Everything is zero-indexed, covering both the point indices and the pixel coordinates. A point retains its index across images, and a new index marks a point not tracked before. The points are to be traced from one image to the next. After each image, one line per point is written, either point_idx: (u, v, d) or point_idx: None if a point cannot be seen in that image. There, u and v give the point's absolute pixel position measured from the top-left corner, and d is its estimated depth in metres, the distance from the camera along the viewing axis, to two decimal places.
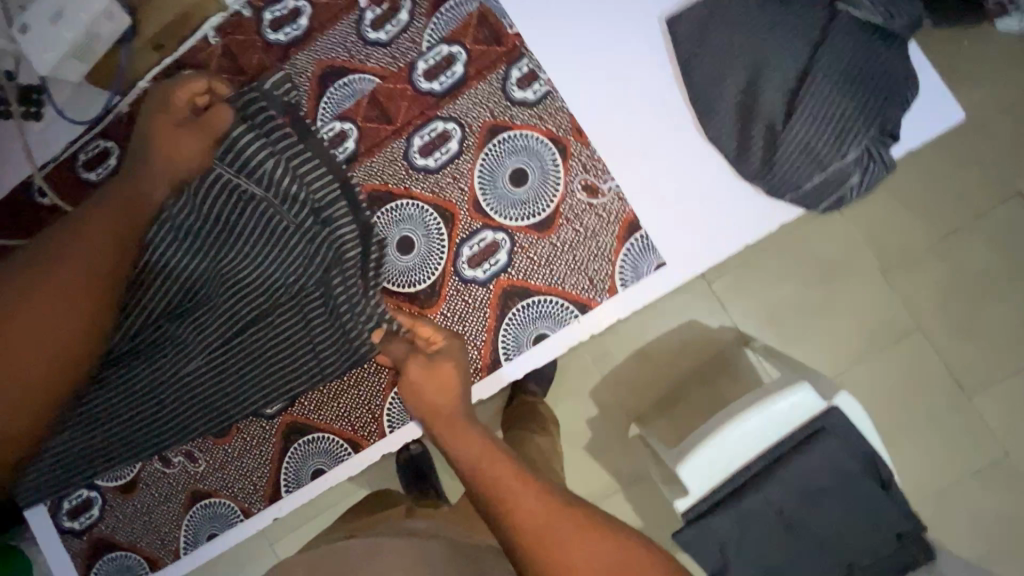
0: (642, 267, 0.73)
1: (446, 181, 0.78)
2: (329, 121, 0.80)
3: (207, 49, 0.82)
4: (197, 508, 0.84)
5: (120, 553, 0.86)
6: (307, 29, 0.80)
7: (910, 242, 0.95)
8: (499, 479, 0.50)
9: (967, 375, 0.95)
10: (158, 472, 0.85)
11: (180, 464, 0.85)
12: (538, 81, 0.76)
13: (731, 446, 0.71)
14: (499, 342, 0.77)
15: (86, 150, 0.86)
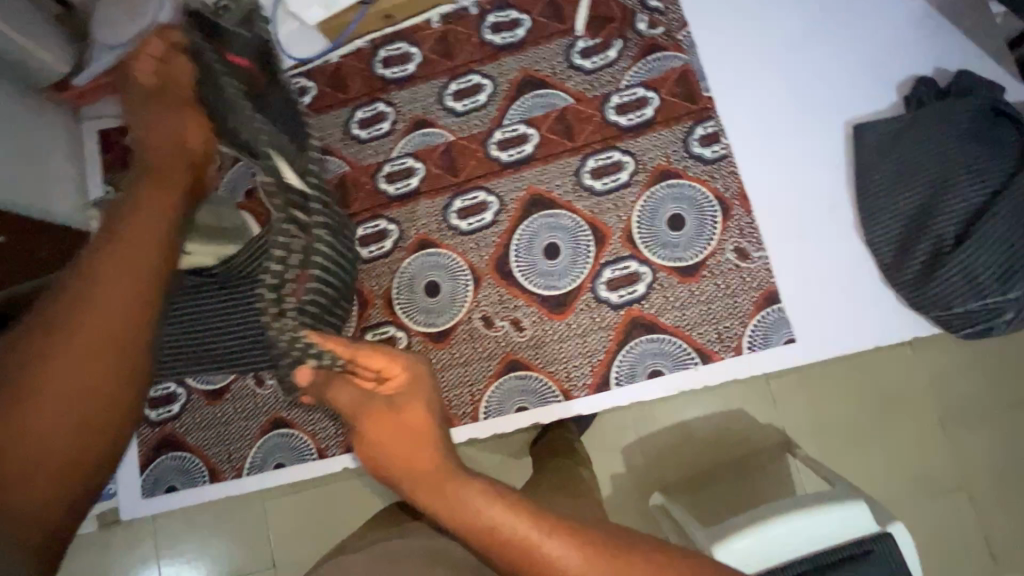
0: (774, 338, 0.76)
1: (607, 206, 0.83)
2: (516, 123, 0.87)
3: (426, 31, 0.91)
4: (275, 434, 0.86)
5: (182, 455, 0.87)
6: (521, 40, 0.89)
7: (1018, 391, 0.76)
8: (510, 546, 0.36)
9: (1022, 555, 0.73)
10: (248, 390, 0.88)
11: (271, 388, 0.87)
12: (719, 143, 0.82)
13: (779, 540, 0.62)
14: (614, 366, 0.80)
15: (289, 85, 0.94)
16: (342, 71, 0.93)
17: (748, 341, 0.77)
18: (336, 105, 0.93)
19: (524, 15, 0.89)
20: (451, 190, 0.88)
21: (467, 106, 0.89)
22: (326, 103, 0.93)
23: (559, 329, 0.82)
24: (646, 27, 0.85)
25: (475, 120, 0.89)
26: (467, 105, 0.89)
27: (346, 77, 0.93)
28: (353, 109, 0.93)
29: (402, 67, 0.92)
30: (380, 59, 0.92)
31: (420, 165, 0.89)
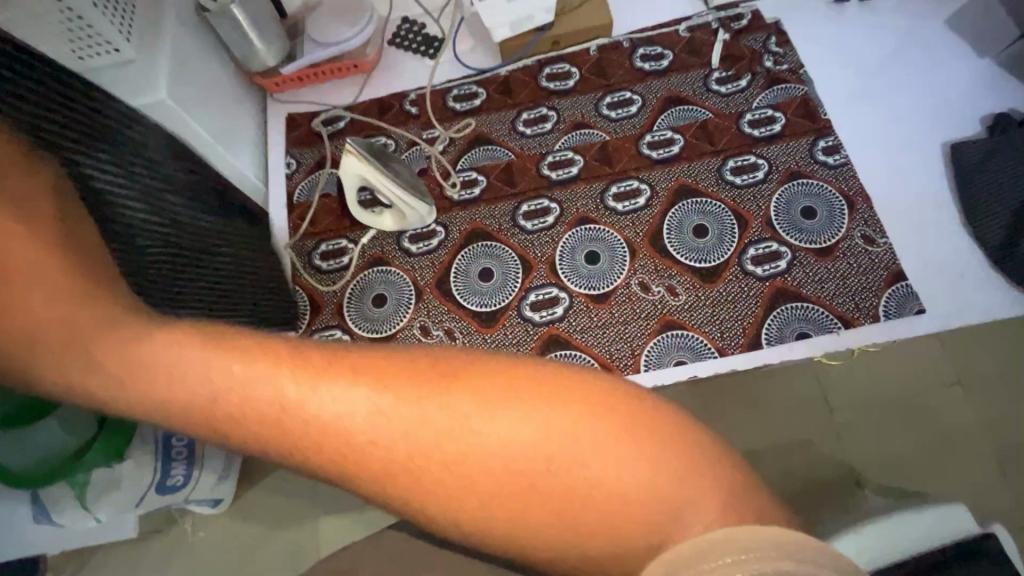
0: (906, 308, 0.88)
1: (746, 197, 0.97)
2: (664, 129, 1.03)
3: (585, 56, 1.10)
4: None
5: None
6: (666, 68, 1.08)
7: None
8: (318, 431, 0.31)
9: None
10: (414, 338, 0.94)
11: (437, 337, 0.94)
12: (839, 153, 0.99)
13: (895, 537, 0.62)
14: (763, 328, 0.89)
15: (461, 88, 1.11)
16: (509, 82, 1.10)
17: (884, 309, 0.88)
18: (501, 106, 1.09)
19: (668, 51, 1.09)
20: (608, 177, 1.01)
21: (619, 115, 1.06)
22: (494, 104, 1.09)
23: (712, 295, 0.92)
24: (773, 65, 1.06)
25: (627, 125, 1.05)
26: (619, 114, 1.06)
27: (512, 86, 1.10)
28: (518, 110, 1.09)
29: (564, 81, 1.09)
30: (544, 74, 1.10)
31: (579, 157, 1.03)
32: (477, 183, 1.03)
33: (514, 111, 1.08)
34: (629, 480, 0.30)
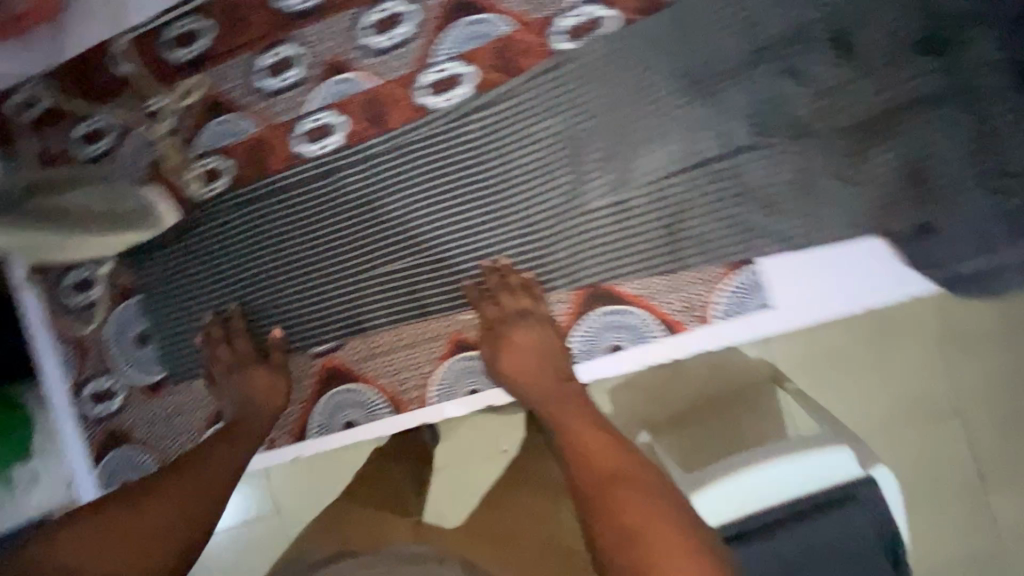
0: (596, 347, 0.72)
1: (593, 186, 0.70)
2: (444, 59, 0.73)
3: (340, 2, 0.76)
4: (115, 451, 0.86)
5: (133, 450, 0.85)
6: (300, 81, 0.77)
7: None
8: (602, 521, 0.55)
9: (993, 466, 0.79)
10: (146, 398, 0.85)
11: (148, 397, 0.85)
12: (595, 32, 0.70)
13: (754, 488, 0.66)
14: (571, 342, 0.73)
15: (165, 126, 0.81)
16: (508, 49, 0.72)
17: (573, 353, 0.73)
18: (113, 89, 0.82)
19: (464, 66, 0.73)
20: (410, 75, 0.74)
21: (283, 83, 0.78)
22: (66, 96, 0.83)
23: (635, 260, 0.70)
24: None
25: (399, 57, 0.74)
26: (283, 82, 0.78)
27: (261, 141, 0.79)
28: (158, 78, 0.81)
29: (556, 34, 0.71)
30: (261, 55, 0.78)
31: (342, 119, 0.77)
32: (221, 174, 0.80)
33: (225, 88, 0.79)
34: None
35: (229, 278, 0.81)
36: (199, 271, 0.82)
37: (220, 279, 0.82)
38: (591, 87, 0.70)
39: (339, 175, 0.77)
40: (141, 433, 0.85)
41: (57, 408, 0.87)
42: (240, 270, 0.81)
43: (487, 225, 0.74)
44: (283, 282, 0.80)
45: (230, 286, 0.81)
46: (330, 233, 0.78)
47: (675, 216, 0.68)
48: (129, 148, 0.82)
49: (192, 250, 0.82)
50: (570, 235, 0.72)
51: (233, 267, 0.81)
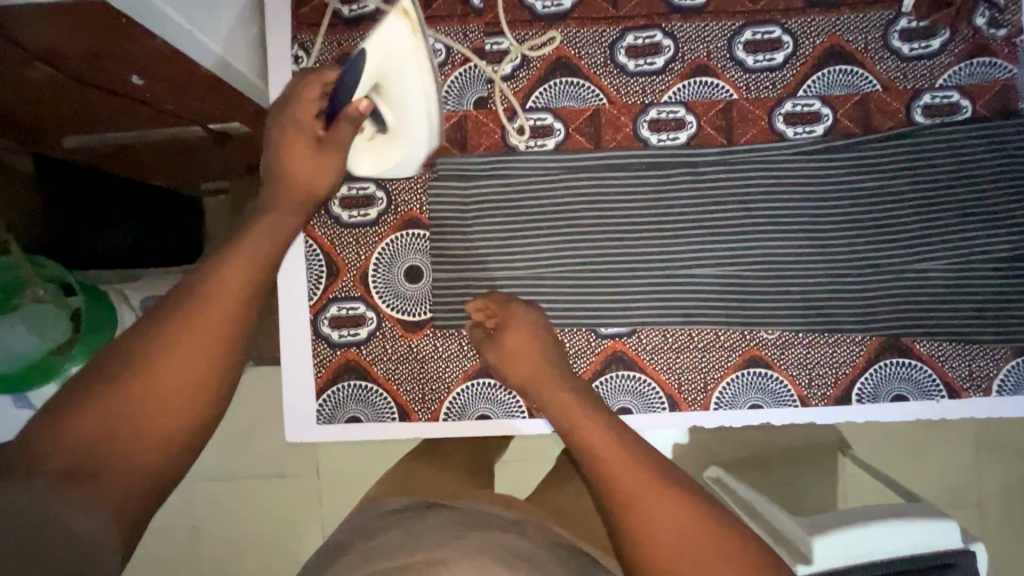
0: (881, 394, 0.77)
1: (916, 248, 0.77)
2: (811, 97, 0.78)
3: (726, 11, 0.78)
4: (349, 382, 0.79)
5: (370, 386, 0.80)
6: (659, 69, 0.78)
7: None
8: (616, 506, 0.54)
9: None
10: (400, 335, 0.80)
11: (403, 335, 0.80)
12: (952, 116, 0.78)
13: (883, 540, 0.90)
14: (857, 384, 0.78)
15: (505, 69, 0.79)
16: (870, 105, 0.78)
17: (855, 395, 0.78)
18: (460, 16, 0.79)
19: (827, 108, 0.78)
20: (772, 100, 0.78)
21: (640, 67, 0.79)
22: None
23: (943, 326, 0.76)
24: (985, 24, 0.77)
25: (766, 81, 0.78)
26: (640, 66, 0.79)
27: (598, 116, 0.79)
28: (518, 21, 0.79)
29: (917, 107, 0.78)
30: (628, 34, 0.79)
31: (692, 119, 0.79)
32: (552, 134, 0.79)
33: (575, 52, 0.79)
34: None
35: (522, 239, 0.79)
36: (499, 223, 0.79)
37: (517, 236, 0.79)
38: (942, 166, 0.77)
39: (675, 170, 0.79)
40: (385, 372, 0.80)
41: (288, 324, 0.80)
42: (538, 232, 0.79)
43: (810, 256, 0.78)
44: (585, 256, 0.79)
45: (527, 247, 0.79)
46: (647, 223, 0.79)
47: (983, 296, 0.76)
48: (459, 80, 0.79)
49: (490, 202, 0.79)
50: (891, 287, 0.77)
51: (533, 229, 0.79)
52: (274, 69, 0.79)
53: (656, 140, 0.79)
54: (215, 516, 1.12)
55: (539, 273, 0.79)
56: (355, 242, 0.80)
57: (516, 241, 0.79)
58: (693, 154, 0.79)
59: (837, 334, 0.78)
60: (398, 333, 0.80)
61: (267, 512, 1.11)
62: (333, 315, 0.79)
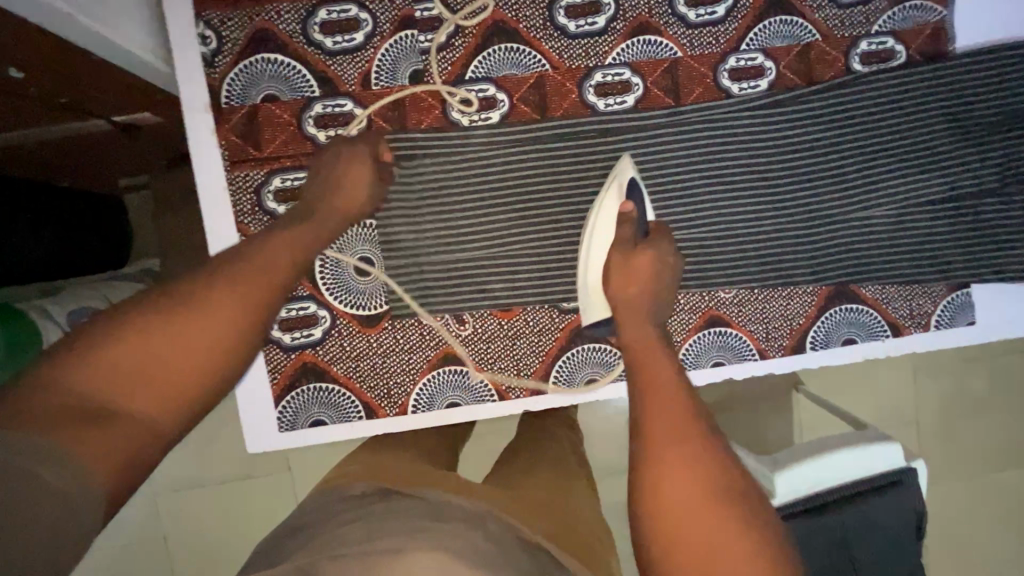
0: (832, 339, 0.81)
1: (856, 194, 0.79)
2: (754, 51, 0.77)
3: None
4: (308, 385, 0.76)
5: (330, 386, 0.76)
6: (601, 29, 0.75)
7: (952, 373, 1.25)
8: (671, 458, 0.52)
9: (941, 468, 1.26)
10: (356, 331, 0.76)
11: (360, 331, 0.76)
12: (887, 62, 0.79)
13: (831, 466, 0.96)
14: (811, 332, 0.81)
15: (439, 36, 0.73)
16: (811, 55, 0.78)
17: (809, 343, 0.81)
18: None
19: (770, 61, 0.77)
20: (717, 56, 0.77)
21: (581, 27, 0.75)
22: None
23: (885, 271, 0.80)
24: None
25: (709, 36, 0.77)
26: (581, 26, 0.75)
27: (543, 83, 0.75)
28: None
29: (855, 55, 0.78)
30: None
31: (638, 81, 0.76)
32: (497, 106, 0.75)
33: (512, 14, 0.74)
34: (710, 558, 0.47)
35: (475, 218, 0.76)
36: (449, 205, 0.75)
37: (471, 215, 0.76)
38: (879, 116, 0.78)
39: (626, 133, 0.76)
40: (345, 370, 0.76)
41: None
42: (491, 209, 0.76)
43: (761, 209, 0.79)
44: (542, 231, 0.76)
45: (481, 226, 0.76)
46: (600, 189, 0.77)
47: (921, 237, 0.79)
48: (390, 53, 0.73)
49: (439, 181, 0.75)
50: (838, 236, 0.79)
51: (486, 207, 0.76)
52: (179, 50, 0.71)
53: (603, 105, 0.76)
54: (180, 528, 1.08)
55: (494, 254, 0.76)
56: None
57: (468, 222, 0.76)
58: (643, 117, 0.76)
59: (790, 287, 0.80)
60: (355, 329, 0.76)
61: (236, 519, 1.08)
62: (281, 317, 0.75)
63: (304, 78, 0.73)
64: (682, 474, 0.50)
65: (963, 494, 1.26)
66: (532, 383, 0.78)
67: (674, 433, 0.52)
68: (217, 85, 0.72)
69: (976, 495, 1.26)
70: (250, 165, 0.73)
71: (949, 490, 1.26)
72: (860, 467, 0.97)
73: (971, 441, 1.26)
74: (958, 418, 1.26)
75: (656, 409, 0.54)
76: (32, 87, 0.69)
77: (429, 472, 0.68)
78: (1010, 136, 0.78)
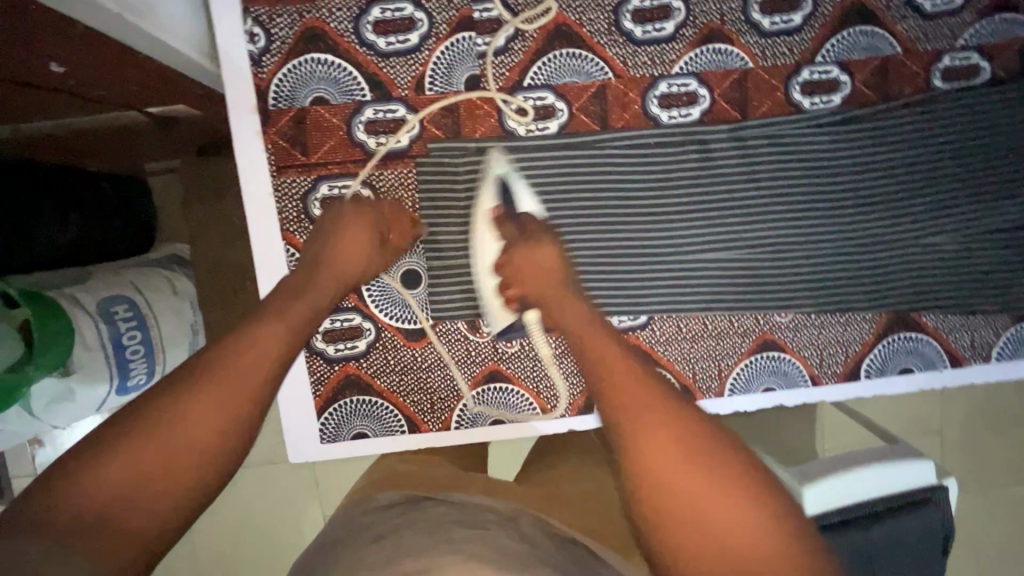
0: (889, 367, 0.78)
1: (924, 219, 0.75)
2: (830, 63, 0.72)
3: None
4: (351, 398, 0.75)
5: (372, 399, 0.75)
6: (669, 36, 0.71)
7: (995, 395, 1.22)
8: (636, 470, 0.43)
9: (976, 489, 1.23)
10: (400, 344, 0.75)
11: (404, 346, 0.75)
12: (970, 79, 0.74)
13: (867, 482, 0.92)
14: (867, 359, 0.78)
15: (498, 40, 0.69)
16: (890, 69, 0.73)
17: (864, 370, 0.79)
18: None
19: (846, 75, 0.73)
20: (790, 67, 0.72)
21: (649, 33, 0.70)
22: None
23: (950, 299, 0.76)
24: None
25: (784, 45, 0.72)
26: (648, 32, 0.70)
27: (605, 92, 0.71)
28: None
29: (937, 70, 0.74)
30: None
31: (705, 92, 0.72)
32: (555, 115, 0.71)
33: (575, 18, 0.70)
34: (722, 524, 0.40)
35: None
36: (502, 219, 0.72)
37: None
38: (960, 136, 0.74)
39: (690, 146, 0.72)
40: (389, 384, 0.75)
41: None
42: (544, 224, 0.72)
43: (821, 232, 0.75)
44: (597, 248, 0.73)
45: None
46: (658, 206, 0.73)
47: (993, 266, 0.76)
48: (446, 56, 0.69)
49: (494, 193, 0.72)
50: (902, 262, 0.76)
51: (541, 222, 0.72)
52: (226, 48, 0.67)
53: (666, 117, 0.73)
54: (212, 520, 1.08)
55: None
56: None
57: None
58: (708, 130, 0.72)
59: (849, 313, 0.77)
60: (400, 342, 0.75)
61: (266, 513, 1.08)
62: (325, 328, 0.73)
63: (355, 80, 0.69)
64: (660, 446, 0.43)
65: (995, 515, 1.24)
66: (577, 403, 0.77)
67: (628, 392, 0.46)
68: (264, 86, 0.68)
69: (1010, 517, 1.23)
70: (296, 170, 0.70)
71: (982, 511, 1.24)
72: (891, 482, 0.92)
73: (1009, 464, 1.23)
74: (999, 440, 1.22)
75: (610, 392, 0.47)
76: (75, 81, 0.65)
77: (466, 483, 0.66)
78: None
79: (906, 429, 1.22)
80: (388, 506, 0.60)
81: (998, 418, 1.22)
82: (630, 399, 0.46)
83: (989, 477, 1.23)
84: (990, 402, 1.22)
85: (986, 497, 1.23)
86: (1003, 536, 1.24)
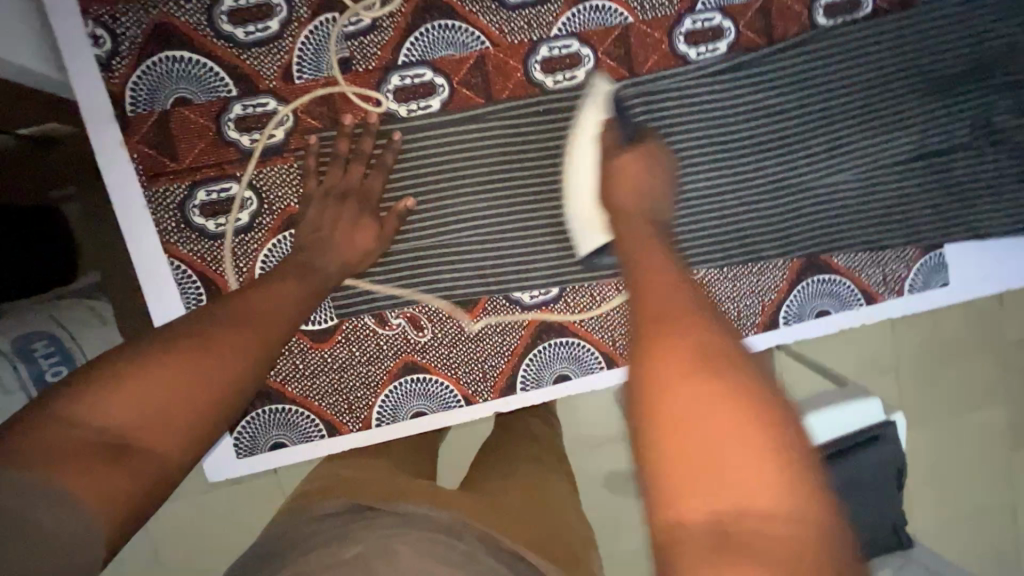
0: (807, 311, 0.78)
1: (820, 160, 0.74)
2: (711, 10, 0.71)
3: None
4: (263, 409, 0.72)
5: (286, 407, 0.73)
6: None
7: (932, 327, 1.23)
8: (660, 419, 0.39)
9: (926, 419, 1.25)
10: (306, 346, 0.72)
11: (310, 349, 0.72)
12: (852, 13, 0.73)
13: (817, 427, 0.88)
14: (784, 306, 0.78)
15: (364, 18, 0.66)
16: (770, 11, 0.72)
17: (783, 317, 0.78)
18: None
19: (728, 21, 0.72)
20: (671, 18, 0.71)
21: None
22: None
23: (858, 237, 0.76)
24: None
25: None
26: None
27: (484, 63, 0.69)
28: None
29: (819, 7, 0.73)
30: None
31: (587, 52, 0.70)
32: (435, 92, 0.69)
33: None
34: (751, 491, 0.35)
35: (422, 218, 0.70)
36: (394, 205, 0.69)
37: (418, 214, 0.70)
38: (849, 70, 0.73)
39: (577, 103, 0.70)
40: (301, 389, 0.72)
41: None
42: (438, 207, 0.70)
43: (722, 182, 0.74)
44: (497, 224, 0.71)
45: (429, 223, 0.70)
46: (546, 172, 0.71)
47: (895, 199, 0.76)
48: (311, 41, 0.66)
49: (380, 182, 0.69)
50: (807, 203, 0.75)
51: (433, 203, 0.70)
52: (69, 57, 0.63)
53: (550, 83, 0.70)
54: None
55: (446, 255, 0.71)
56: (231, 253, 0.68)
57: (415, 223, 0.70)
58: (594, 89, 0.70)
59: (759, 262, 0.76)
60: (307, 345, 0.72)
61: None
62: None
63: (218, 76, 0.65)
64: (704, 395, 0.39)
65: (947, 443, 1.26)
66: (498, 384, 0.75)
67: (675, 319, 0.44)
68: (119, 92, 0.64)
69: (960, 443, 1.26)
70: (168, 178, 0.67)
71: (934, 441, 1.26)
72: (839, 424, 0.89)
73: (954, 390, 1.25)
74: (943, 369, 1.24)
75: (644, 305, 0.46)
76: None
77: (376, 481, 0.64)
78: (984, 80, 0.74)
79: (851, 369, 1.23)
80: (297, 515, 0.57)
81: (938, 349, 1.24)
82: (677, 330, 0.43)
83: (935, 407, 1.25)
84: (930, 335, 1.24)
85: (937, 425, 1.25)
86: (957, 462, 1.26)
